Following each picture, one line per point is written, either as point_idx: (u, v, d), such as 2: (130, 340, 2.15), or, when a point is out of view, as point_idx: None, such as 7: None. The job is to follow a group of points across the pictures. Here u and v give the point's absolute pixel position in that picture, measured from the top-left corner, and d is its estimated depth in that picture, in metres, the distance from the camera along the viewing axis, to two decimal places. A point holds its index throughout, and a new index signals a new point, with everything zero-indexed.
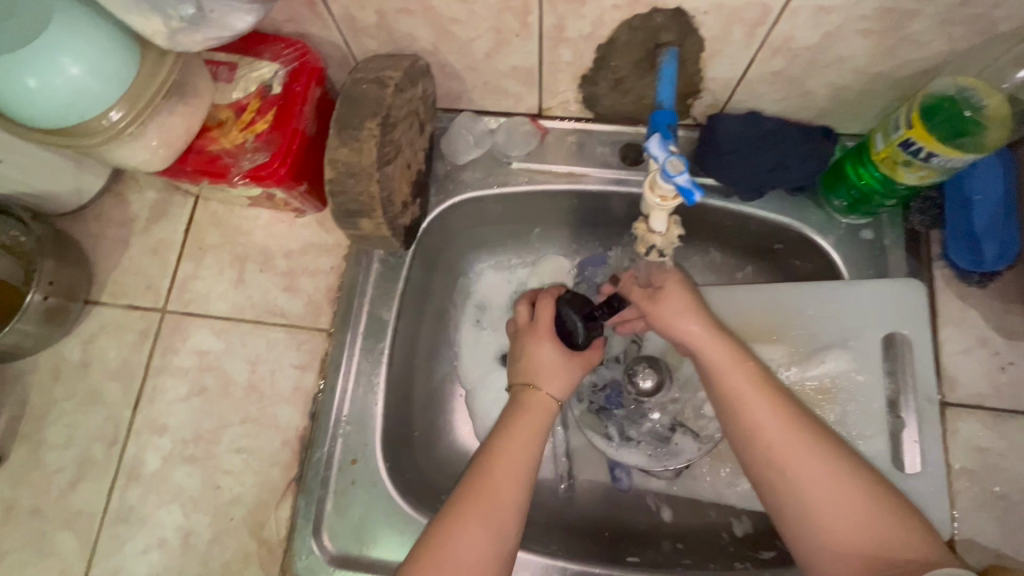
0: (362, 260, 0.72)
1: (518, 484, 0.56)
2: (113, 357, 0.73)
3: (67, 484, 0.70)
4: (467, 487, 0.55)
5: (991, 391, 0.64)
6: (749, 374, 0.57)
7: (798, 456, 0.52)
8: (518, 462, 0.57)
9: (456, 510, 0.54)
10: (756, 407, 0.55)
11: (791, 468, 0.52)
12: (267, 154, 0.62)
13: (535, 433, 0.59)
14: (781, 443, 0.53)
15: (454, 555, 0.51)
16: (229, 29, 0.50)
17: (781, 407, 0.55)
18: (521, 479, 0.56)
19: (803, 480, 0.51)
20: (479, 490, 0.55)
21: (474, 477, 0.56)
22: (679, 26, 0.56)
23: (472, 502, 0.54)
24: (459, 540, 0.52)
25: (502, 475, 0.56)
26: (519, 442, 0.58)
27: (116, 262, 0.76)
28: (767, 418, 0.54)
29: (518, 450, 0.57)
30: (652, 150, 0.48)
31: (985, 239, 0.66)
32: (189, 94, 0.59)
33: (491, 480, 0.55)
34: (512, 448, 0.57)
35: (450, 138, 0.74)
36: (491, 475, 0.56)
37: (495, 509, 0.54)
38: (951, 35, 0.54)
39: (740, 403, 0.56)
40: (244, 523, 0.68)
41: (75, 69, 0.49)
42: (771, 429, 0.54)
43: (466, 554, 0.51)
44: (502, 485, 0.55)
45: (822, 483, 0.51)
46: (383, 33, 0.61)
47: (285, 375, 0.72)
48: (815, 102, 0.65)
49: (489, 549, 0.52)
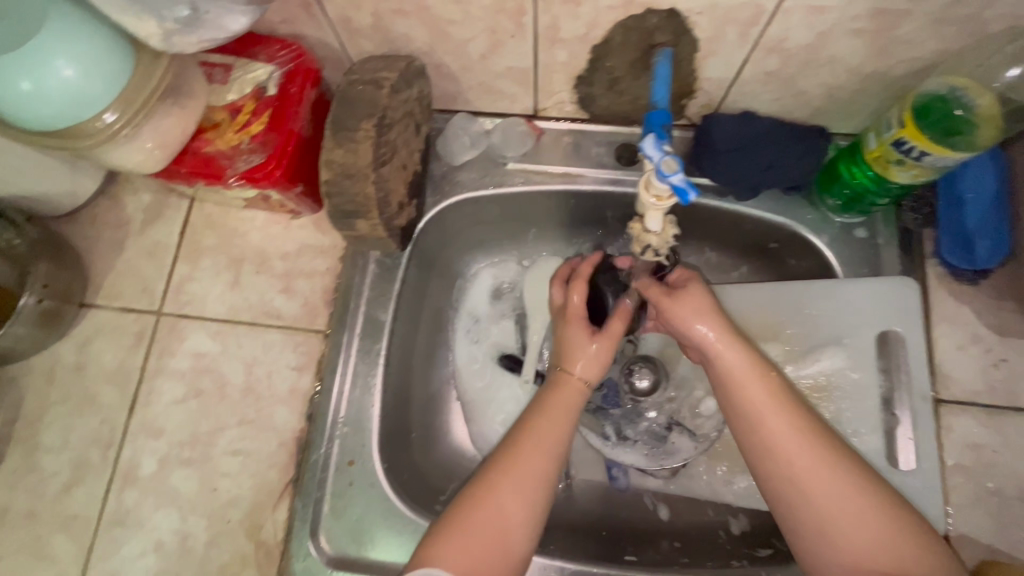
0: (358, 261, 0.72)
1: (552, 460, 0.57)
2: (109, 360, 0.73)
3: (63, 488, 0.69)
4: (502, 457, 0.57)
5: (985, 388, 0.65)
6: (766, 387, 0.55)
7: (815, 471, 0.52)
8: (554, 437, 0.58)
9: (490, 479, 0.55)
10: (775, 423, 0.54)
11: (809, 488, 0.52)
12: (263, 155, 0.62)
13: (570, 411, 0.60)
14: (799, 460, 0.53)
15: (484, 521, 0.53)
16: (224, 31, 0.50)
17: (799, 422, 0.54)
18: (555, 455, 0.58)
19: (819, 498, 0.51)
20: (514, 462, 0.56)
21: (509, 449, 0.57)
22: (673, 26, 0.57)
23: (505, 473, 0.56)
24: (493, 513, 0.54)
25: (537, 449, 0.57)
26: (556, 417, 0.59)
27: (111, 265, 0.76)
28: (785, 436, 0.53)
29: (554, 425, 0.59)
30: (646, 150, 0.49)
31: (977, 237, 0.66)
32: (184, 96, 0.59)
33: (526, 454, 0.57)
34: (549, 423, 0.59)
35: (446, 139, 0.74)
36: (526, 449, 0.57)
37: (527, 485, 0.55)
38: (943, 35, 0.54)
39: (758, 417, 0.55)
40: (241, 525, 0.68)
41: (68, 71, 0.49)
42: (788, 447, 0.53)
43: (497, 519, 0.54)
44: (537, 459, 0.57)
45: (841, 503, 0.51)
46: (379, 34, 0.61)
47: (282, 377, 0.72)
48: (808, 101, 0.66)
49: (519, 518, 0.54)
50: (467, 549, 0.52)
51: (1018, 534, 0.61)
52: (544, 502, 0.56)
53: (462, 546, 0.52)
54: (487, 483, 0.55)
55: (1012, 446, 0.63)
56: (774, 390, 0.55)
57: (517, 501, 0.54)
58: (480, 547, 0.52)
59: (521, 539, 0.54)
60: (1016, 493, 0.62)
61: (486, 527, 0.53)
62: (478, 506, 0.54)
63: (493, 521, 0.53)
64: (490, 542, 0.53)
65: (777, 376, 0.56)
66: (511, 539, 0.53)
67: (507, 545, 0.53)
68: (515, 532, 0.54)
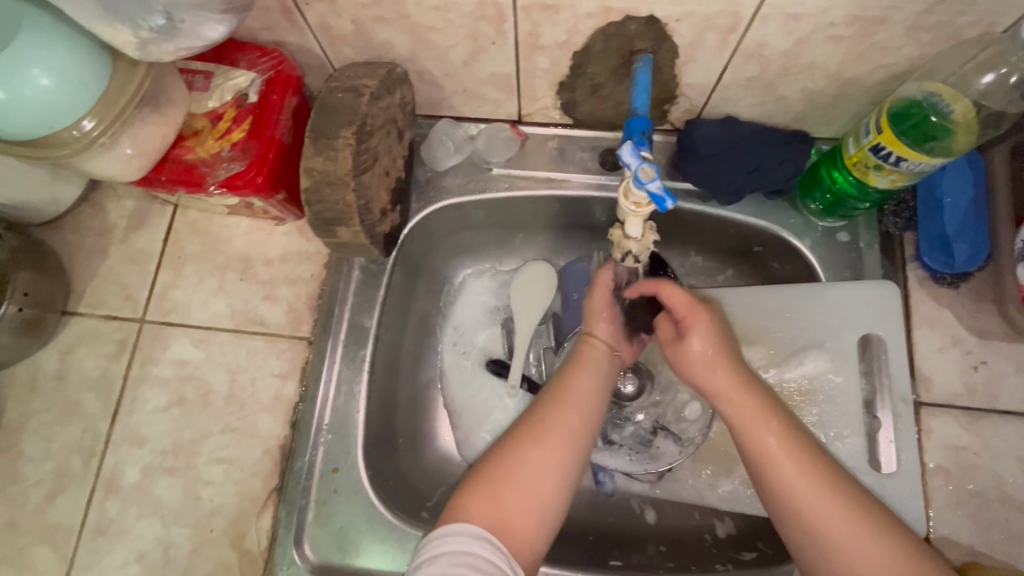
0: (343, 268, 0.72)
1: (587, 417, 0.58)
2: (91, 368, 0.72)
3: (44, 498, 0.69)
4: (536, 413, 0.57)
5: (965, 391, 0.65)
6: (780, 433, 0.54)
7: (835, 519, 0.50)
8: (589, 395, 0.59)
9: (527, 434, 0.55)
10: (789, 468, 0.53)
11: (828, 538, 0.50)
12: (244, 163, 0.62)
13: (599, 372, 0.61)
14: (816, 506, 0.51)
15: (518, 475, 0.53)
16: (202, 39, 0.51)
17: (815, 463, 0.53)
18: (590, 414, 0.58)
19: (839, 546, 0.50)
20: (550, 419, 0.56)
21: (545, 404, 0.58)
22: (653, 33, 0.57)
23: (540, 429, 0.56)
24: (534, 462, 0.54)
25: (573, 405, 0.58)
26: (589, 376, 0.60)
27: (94, 272, 0.75)
28: (800, 483, 0.52)
29: (587, 385, 0.60)
30: (625, 158, 0.49)
31: (956, 240, 0.66)
32: (162, 103, 0.59)
33: (563, 409, 0.57)
34: (582, 381, 0.60)
35: (431, 144, 0.74)
36: (562, 405, 0.57)
37: (565, 435, 0.56)
38: (920, 41, 0.55)
39: (768, 465, 0.54)
40: (225, 534, 0.67)
41: (45, 80, 0.49)
42: (804, 491, 0.52)
43: (536, 471, 0.54)
44: (572, 416, 0.57)
45: (862, 553, 0.49)
46: (360, 41, 0.61)
47: (266, 384, 0.72)
48: (789, 107, 0.66)
49: (554, 472, 0.54)
50: (498, 503, 0.52)
51: (998, 535, 0.61)
52: (579, 458, 0.56)
53: (493, 500, 0.52)
54: (522, 437, 0.55)
55: (992, 448, 0.64)
56: (789, 431, 0.55)
57: (552, 456, 0.54)
58: (511, 502, 0.52)
59: (554, 496, 0.53)
60: (996, 495, 0.62)
61: (519, 481, 0.53)
62: (512, 460, 0.54)
63: (528, 474, 0.53)
64: (521, 498, 0.52)
65: (789, 421, 0.56)
66: (544, 495, 0.53)
67: (540, 500, 0.53)
68: (550, 487, 0.53)
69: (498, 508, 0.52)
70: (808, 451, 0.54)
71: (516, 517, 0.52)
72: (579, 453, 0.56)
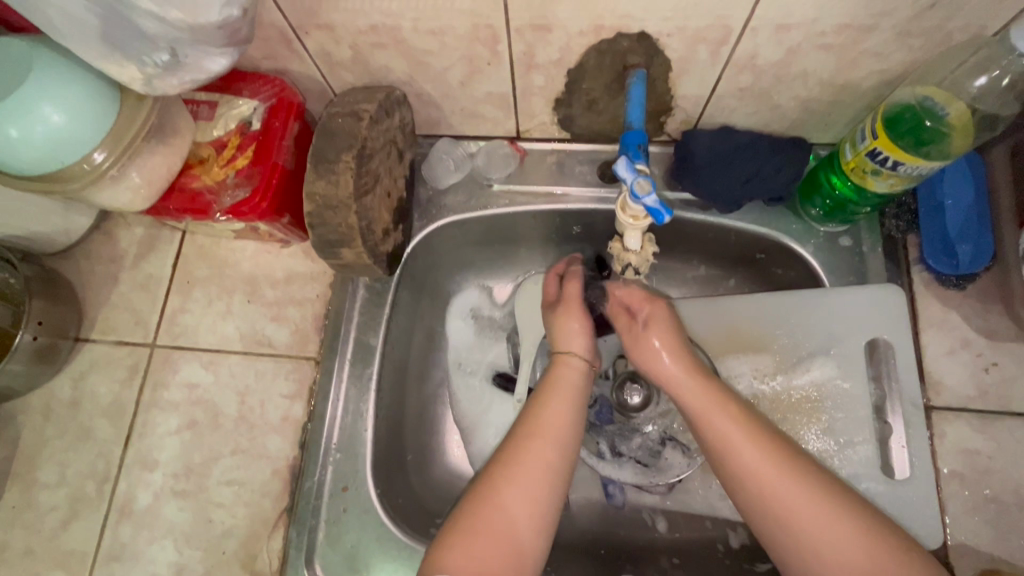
0: (347, 288, 0.73)
1: (561, 449, 0.57)
2: (104, 393, 0.74)
3: (59, 524, 0.70)
4: (508, 451, 0.56)
5: (977, 393, 0.65)
6: (735, 417, 0.55)
7: (762, 460, 0.52)
8: (561, 421, 0.58)
9: (495, 471, 0.55)
10: (748, 452, 0.53)
11: (792, 516, 0.50)
12: (248, 190, 0.64)
13: (575, 390, 0.61)
14: (744, 448, 0.53)
15: (494, 520, 0.53)
16: (205, 72, 0.52)
17: (726, 399, 0.56)
18: (562, 446, 0.57)
19: (770, 488, 0.51)
20: (520, 455, 0.56)
21: (516, 442, 0.57)
22: (644, 48, 0.58)
23: (511, 468, 0.55)
24: (500, 503, 0.53)
25: (545, 437, 0.57)
26: (563, 399, 0.60)
27: (105, 299, 0.77)
28: (727, 424, 0.55)
29: (562, 411, 0.59)
30: (620, 173, 0.50)
31: (959, 242, 0.67)
32: (168, 134, 0.61)
33: (533, 444, 0.56)
34: (558, 408, 0.59)
35: (431, 163, 0.76)
36: (534, 439, 0.57)
37: (530, 475, 0.55)
38: (911, 47, 0.55)
39: (729, 449, 0.54)
40: (236, 556, 0.68)
41: (56, 116, 0.51)
42: (739, 448, 0.53)
43: (506, 509, 0.53)
44: (545, 450, 0.56)
45: (793, 490, 0.51)
46: (359, 66, 0.63)
47: (274, 405, 0.72)
48: (786, 114, 0.66)
49: (531, 512, 0.53)
50: (477, 549, 0.51)
51: (1019, 541, 0.60)
52: (554, 495, 0.55)
53: (470, 550, 0.51)
54: (495, 476, 0.55)
55: (1008, 451, 0.63)
56: (717, 395, 0.56)
57: (527, 497, 0.54)
58: (489, 550, 0.51)
59: (535, 535, 0.53)
60: (1014, 499, 0.61)
61: (493, 526, 0.52)
62: (484, 503, 0.53)
63: (503, 519, 0.53)
64: (500, 543, 0.52)
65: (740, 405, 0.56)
66: (522, 540, 0.52)
67: (516, 541, 0.52)
68: (523, 527, 0.53)
69: (473, 556, 0.51)
70: (739, 411, 0.55)
71: (496, 563, 0.51)
72: (557, 488, 0.55)
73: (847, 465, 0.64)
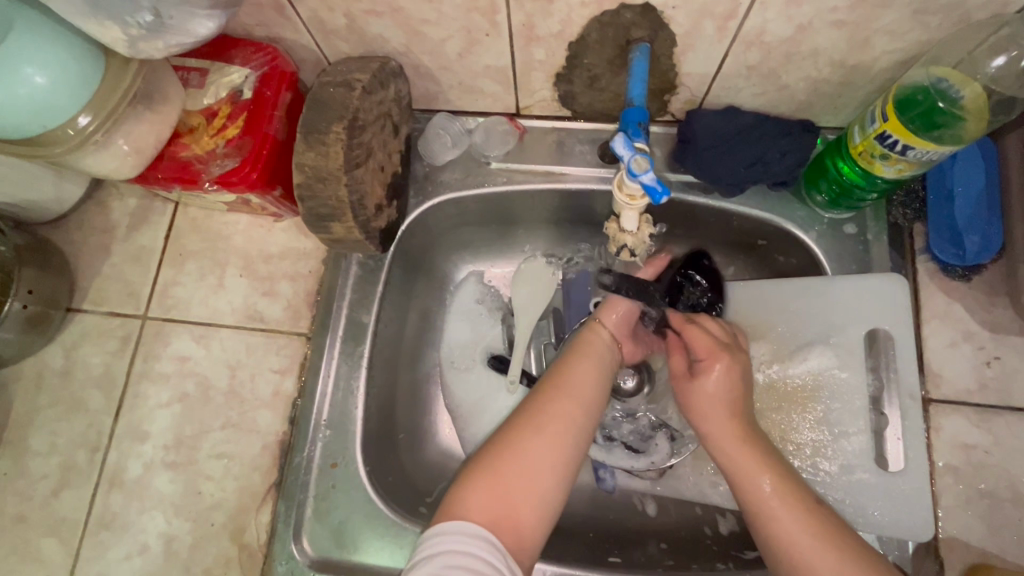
0: (341, 264, 0.72)
1: (587, 408, 0.56)
2: (96, 364, 0.73)
3: (50, 492, 0.70)
4: (536, 403, 0.56)
5: (977, 387, 0.63)
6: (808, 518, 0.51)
7: (788, 512, 0.52)
8: (588, 381, 0.58)
9: (523, 421, 0.54)
10: (812, 552, 0.50)
11: None
12: (238, 159, 0.62)
13: (603, 359, 0.61)
14: (773, 506, 0.52)
15: (517, 466, 0.51)
16: (191, 36, 0.51)
17: (789, 487, 0.53)
18: (590, 409, 0.57)
19: (792, 543, 0.51)
20: (552, 407, 0.55)
21: (540, 396, 0.56)
22: (649, 21, 0.55)
23: (541, 419, 0.54)
24: (529, 453, 0.52)
25: (572, 394, 0.56)
26: (590, 361, 0.60)
27: (97, 270, 0.76)
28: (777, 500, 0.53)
29: (587, 373, 0.59)
30: (617, 150, 0.49)
31: (967, 232, 0.65)
32: (157, 101, 0.60)
33: (564, 399, 0.56)
34: (586, 367, 0.59)
35: (427, 139, 0.74)
36: (564, 395, 0.56)
37: (557, 426, 0.54)
38: (927, 25, 0.53)
39: (791, 549, 0.50)
40: (225, 528, 0.68)
41: (40, 78, 0.49)
42: (806, 548, 0.50)
43: (532, 460, 0.52)
44: (574, 408, 0.56)
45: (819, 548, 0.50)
46: (354, 35, 0.61)
47: (265, 380, 0.72)
48: (794, 95, 0.64)
49: (553, 466, 0.52)
50: (495, 495, 0.50)
51: (1011, 536, 0.59)
52: (579, 449, 0.54)
53: (490, 493, 0.50)
54: (523, 423, 0.54)
55: (1005, 446, 0.62)
56: (787, 487, 0.53)
57: (550, 445, 0.53)
58: (512, 493, 0.50)
59: (554, 486, 0.52)
60: (1009, 494, 0.60)
61: (517, 472, 0.51)
62: (515, 453, 0.52)
63: (526, 463, 0.52)
64: (520, 488, 0.51)
65: (814, 503, 0.53)
66: (539, 488, 0.51)
67: (535, 488, 0.51)
68: (544, 478, 0.52)
69: (494, 503, 0.50)
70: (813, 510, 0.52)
71: (510, 506, 0.50)
72: (579, 445, 0.54)
73: (840, 455, 0.64)
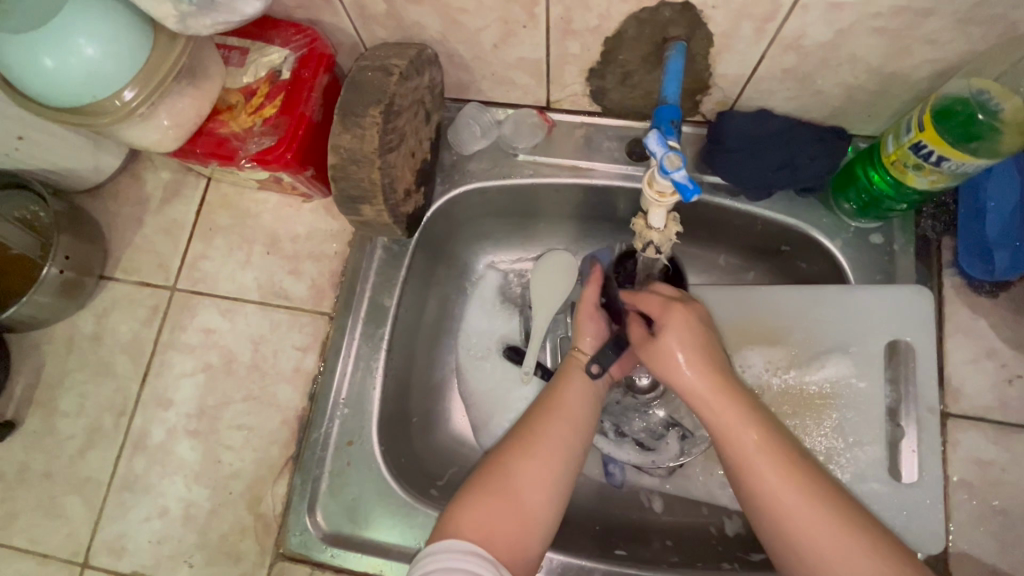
0: (366, 247, 0.73)
1: (580, 429, 0.57)
2: (124, 332, 0.76)
3: (76, 452, 0.72)
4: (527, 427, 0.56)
5: (997, 404, 0.63)
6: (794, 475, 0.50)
7: (770, 465, 0.50)
8: (579, 402, 0.59)
9: (513, 444, 0.55)
10: (801, 511, 0.49)
11: None
12: (274, 139, 0.64)
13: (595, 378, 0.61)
14: (758, 462, 0.51)
15: (506, 488, 0.52)
16: (238, 14, 0.52)
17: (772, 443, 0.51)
18: (581, 428, 0.57)
19: (778, 500, 0.49)
20: (541, 429, 0.56)
21: (533, 421, 0.57)
22: (687, 19, 0.55)
23: (528, 443, 0.55)
24: (517, 475, 0.53)
25: (565, 414, 0.57)
26: (583, 385, 0.60)
27: (129, 240, 0.78)
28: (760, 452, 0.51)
29: (579, 395, 0.59)
30: (651, 146, 0.49)
31: (997, 248, 0.65)
32: (200, 78, 0.61)
33: (554, 421, 0.56)
34: (577, 390, 0.60)
35: (458, 128, 0.75)
36: (555, 417, 0.57)
37: (547, 449, 0.55)
38: (970, 36, 0.52)
39: (778, 509, 0.49)
40: (242, 498, 0.70)
41: (89, 49, 0.51)
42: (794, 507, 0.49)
43: (523, 481, 0.53)
44: (564, 429, 0.56)
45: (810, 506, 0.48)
46: (392, 21, 0.62)
47: (286, 356, 0.74)
48: (828, 101, 0.64)
49: (547, 485, 0.53)
50: (486, 516, 0.51)
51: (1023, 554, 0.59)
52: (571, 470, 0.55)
53: (481, 512, 0.51)
54: (512, 447, 0.55)
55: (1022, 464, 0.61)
56: (769, 442, 0.51)
57: (540, 468, 0.54)
58: (501, 514, 0.51)
59: (548, 507, 0.53)
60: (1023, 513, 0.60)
61: (507, 492, 0.52)
62: (505, 473, 0.53)
63: (515, 485, 0.53)
64: (512, 510, 0.51)
65: (802, 462, 0.51)
66: (531, 508, 0.52)
67: (525, 508, 0.52)
68: (535, 500, 0.52)
69: (484, 521, 0.51)
70: (810, 470, 0.51)
71: (502, 526, 0.51)
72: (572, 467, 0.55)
73: (853, 464, 0.63)
